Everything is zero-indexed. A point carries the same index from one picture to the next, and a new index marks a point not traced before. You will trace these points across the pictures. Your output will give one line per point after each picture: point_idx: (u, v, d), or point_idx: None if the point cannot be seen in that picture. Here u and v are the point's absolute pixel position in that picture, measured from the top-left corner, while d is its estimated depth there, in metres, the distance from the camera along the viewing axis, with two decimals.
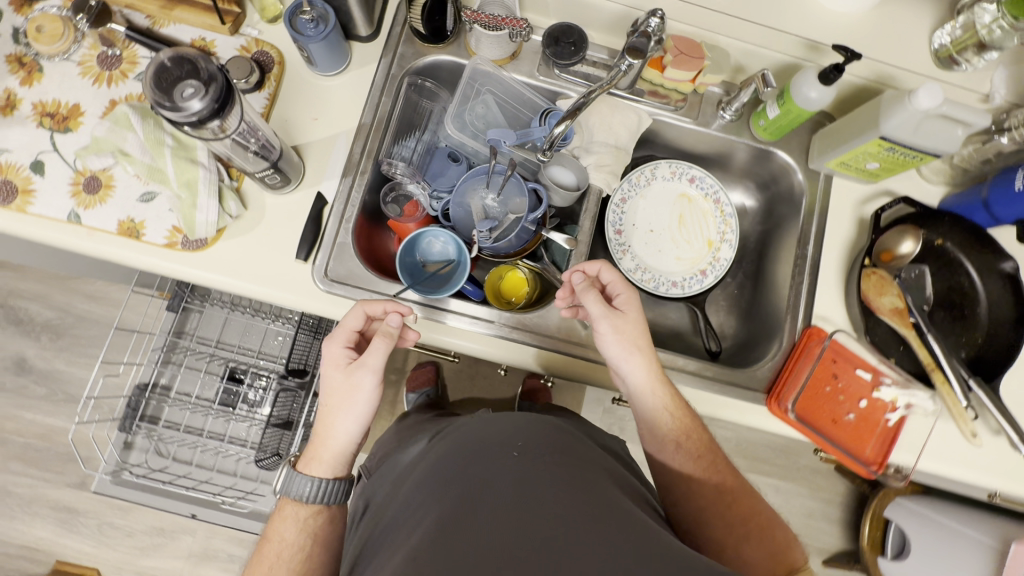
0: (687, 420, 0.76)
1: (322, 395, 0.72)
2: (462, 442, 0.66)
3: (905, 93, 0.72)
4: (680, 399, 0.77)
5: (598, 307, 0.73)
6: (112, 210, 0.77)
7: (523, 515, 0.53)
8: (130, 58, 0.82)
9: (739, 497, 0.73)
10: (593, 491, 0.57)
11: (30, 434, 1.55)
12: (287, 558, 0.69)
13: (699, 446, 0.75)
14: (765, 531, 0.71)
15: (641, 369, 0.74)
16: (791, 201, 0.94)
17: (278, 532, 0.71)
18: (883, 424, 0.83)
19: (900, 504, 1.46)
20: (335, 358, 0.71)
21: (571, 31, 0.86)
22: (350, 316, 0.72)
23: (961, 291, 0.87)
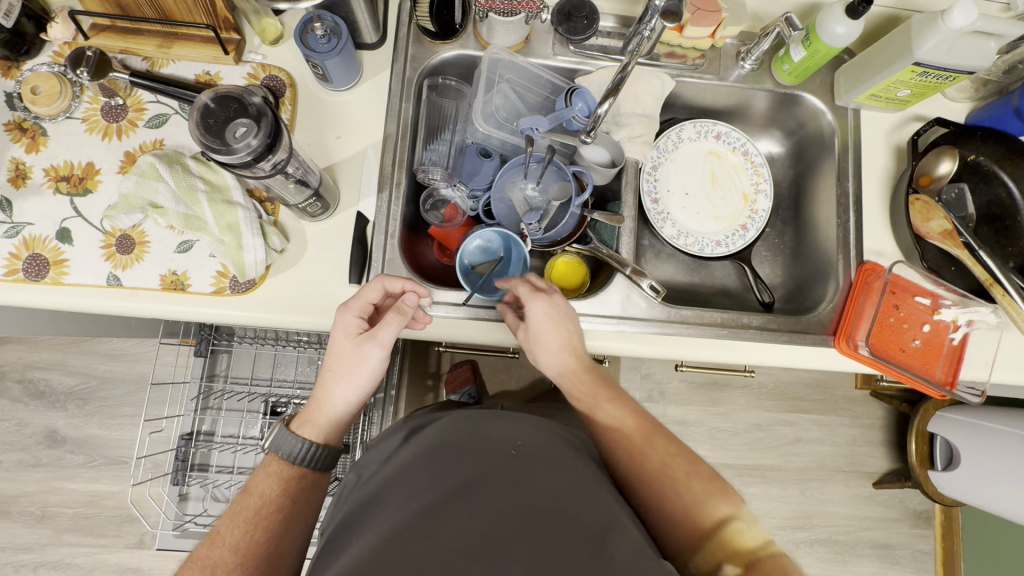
0: (594, 394, 0.70)
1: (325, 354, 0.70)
2: (457, 433, 0.65)
3: (937, 14, 0.72)
4: (593, 377, 0.71)
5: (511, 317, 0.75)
6: (151, 266, 0.74)
7: (508, 512, 0.52)
8: (136, 105, 0.78)
9: (641, 453, 0.64)
10: (589, 495, 0.56)
11: (77, 504, 1.52)
12: (262, 513, 0.64)
13: (608, 417, 0.68)
14: (674, 478, 0.62)
15: (553, 363, 0.72)
16: (821, 141, 0.94)
17: (258, 486, 0.66)
18: (949, 345, 0.85)
19: (943, 416, 1.45)
20: (346, 326, 0.69)
21: (582, 4, 0.83)
22: (370, 288, 0.70)
23: (1000, 204, 0.88)
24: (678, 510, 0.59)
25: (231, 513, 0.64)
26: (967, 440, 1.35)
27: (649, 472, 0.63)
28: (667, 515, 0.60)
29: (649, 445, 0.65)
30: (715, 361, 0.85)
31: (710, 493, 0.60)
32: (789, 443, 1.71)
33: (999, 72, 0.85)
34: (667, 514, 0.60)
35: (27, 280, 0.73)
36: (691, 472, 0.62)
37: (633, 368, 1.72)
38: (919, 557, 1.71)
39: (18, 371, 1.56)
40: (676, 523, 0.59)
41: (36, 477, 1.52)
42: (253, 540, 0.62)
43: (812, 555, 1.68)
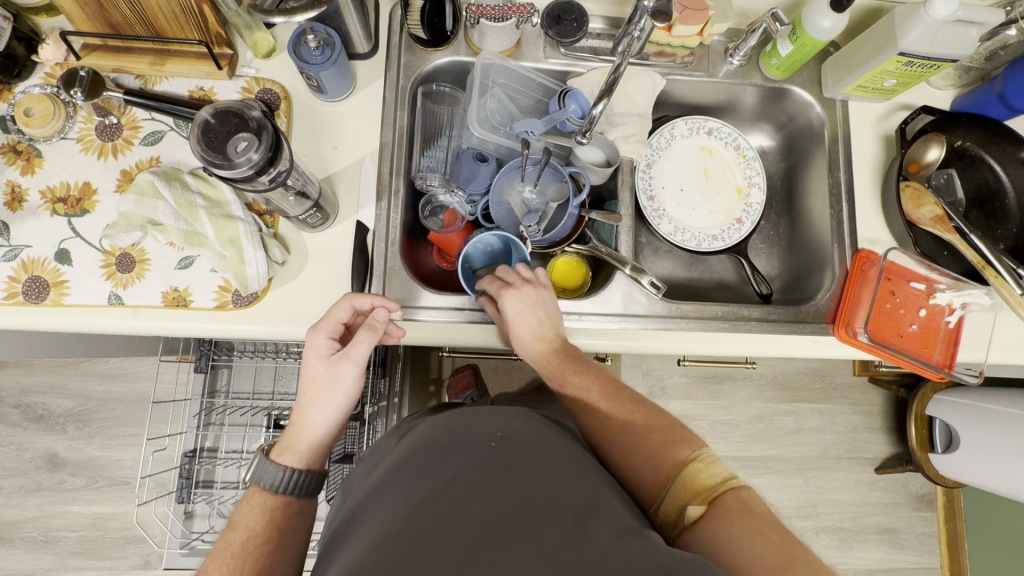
0: (563, 373, 0.73)
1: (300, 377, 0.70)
2: (440, 432, 0.65)
3: (919, 5, 0.73)
4: (562, 359, 0.74)
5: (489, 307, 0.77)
6: (152, 284, 0.74)
7: (492, 506, 0.52)
8: (130, 122, 0.78)
9: (608, 418, 0.69)
10: (571, 479, 0.56)
11: (80, 527, 1.50)
12: (245, 551, 0.62)
13: (577, 387, 0.72)
14: (641, 434, 0.65)
15: (527, 350, 0.75)
16: (811, 133, 0.95)
17: (242, 520, 0.64)
18: (945, 328, 0.86)
19: (941, 399, 1.47)
20: (317, 348, 0.69)
21: (571, 7, 0.84)
22: (337, 307, 0.70)
23: (989, 187, 0.90)
24: (643, 462, 0.63)
25: (217, 550, 0.62)
26: (966, 422, 1.36)
27: (616, 433, 0.67)
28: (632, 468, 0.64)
29: (611, 408, 0.69)
30: (718, 355, 0.85)
31: (669, 442, 0.63)
32: (791, 432, 1.73)
33: (981, 60, 0.87)
34: (633, 468, 0.63)
35: (27, 302, 0.72)
36: (652, 427, 0.66)
37: (634, 365, 1.73)
38: (924, 540, 1.73)
39: (15, 396, 1.55)
40: (640, 473, 0.62)
41: (38, 502, 1.51)
42: None
43: (819, 543, 1.70)
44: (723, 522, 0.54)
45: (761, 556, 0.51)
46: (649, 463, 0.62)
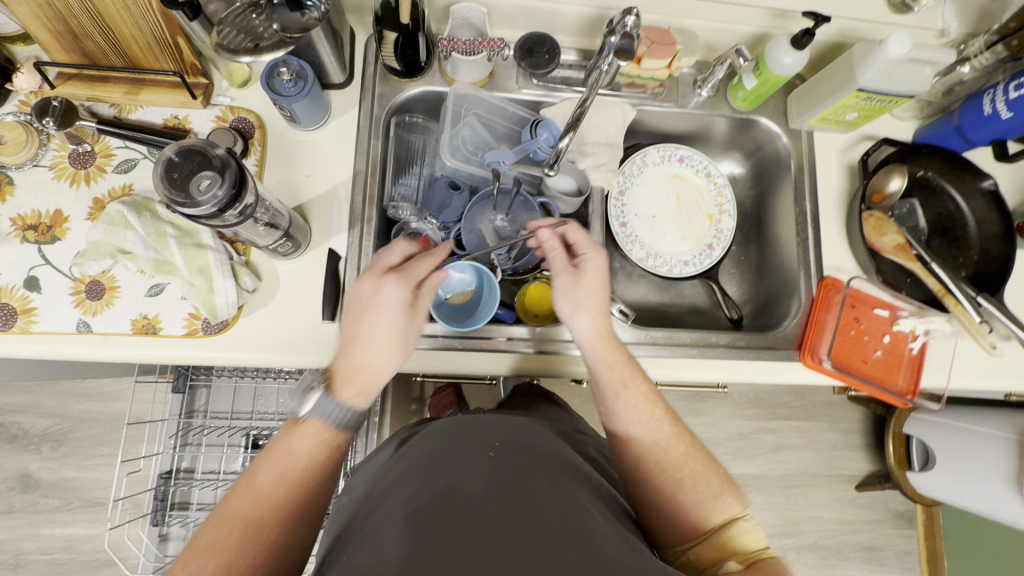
0: (631, 372, 0.72)
1: (360, 317, 0.64)
2: (441, 434, 0.65)
3: (876, 45, 0.76)
4: (627, 357, 0.74)
5: (560, 268, 0.75)
6: (122, 311, 0.74)
7: (491, 514, 0.53)
8: (104, 150, 0.79)
9: (671, 445, 0.69)
10: (565, 490, 0.58)
11: (52, 549, 1.47)
12: (297, 478, 0.58)
13: (638, 396, 0.71)
14: (696, 473, 0.67)
15: (593, 324, 0.73)
16: (778, 162, 0.97)
17: (300, 448, 0.60)
18: (908, 354, 0.87)
19: (917, 419, 1.48)
20: (404, 296, 0.66)
21: (543, 40, 0.86)
22: (427, 262, 0.69)
23: (950, 216, 0.92)
24: (695, 506, 0.64)
25: (271, 469, 0.58)
26: (941, 442, 1.38)
27: (674, 463, 0.68)
28: (681, 505, 0.65)
29: (671, 434, 0.70)
30: (688, 380, 0.87)
31: (724, 492, 0.66)
32: (771, 450, 1.74)
33: (939, 93, 0.89)
34: (682, 506, 0.65)
35: None
36: (709, 471, 0.68)
37: None
38: (904, 557, 1.74)
39: None
40: (689, 517, 0.64)
41: (11, 524, 1.48)
42: (297, 506, 0.58)
43: (800, 561, 1.70)
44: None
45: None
46: (696, 507, 0.64)
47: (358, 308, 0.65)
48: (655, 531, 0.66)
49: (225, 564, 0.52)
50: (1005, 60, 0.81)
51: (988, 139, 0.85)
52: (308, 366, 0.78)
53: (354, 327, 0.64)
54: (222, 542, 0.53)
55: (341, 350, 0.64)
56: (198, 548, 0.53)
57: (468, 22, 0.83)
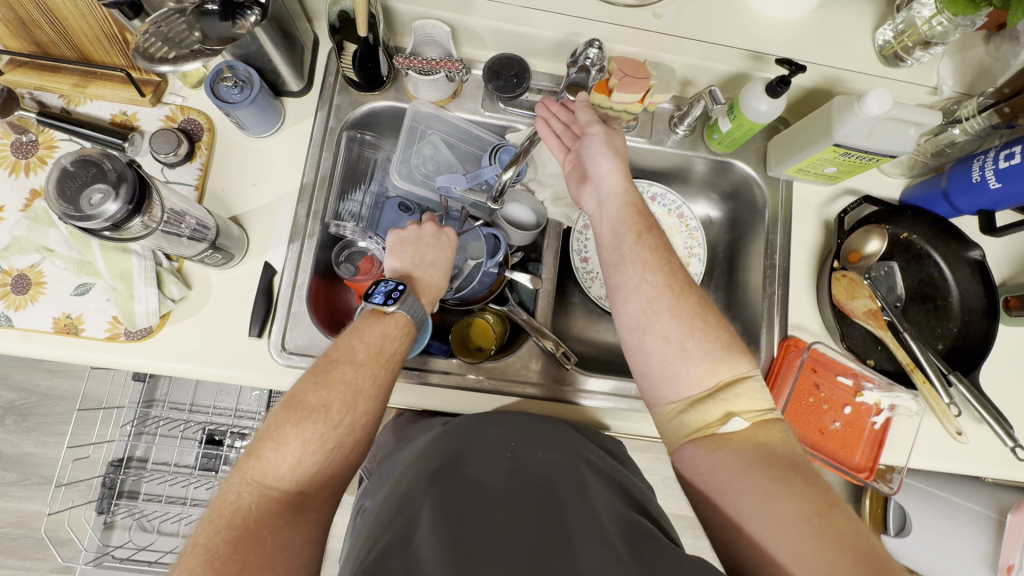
0: (651, 225, 0.67)
1: (428, 249, 0.68)
2: (460, 433, 0.65)
3: (856, 99, 0.70)
4: (645, 211, 0.68)
5: (588, 119, 0.73)
6: (45, 308, 0.72)
7: (521, 519, 0.51)
8: (48, 142, 0.77)
9: (682, 293, 0.61)
10: (598, 490, 0.56)
11: (4, 523, 1.46)
12: (388, 359, 0.58)
13: (655, 241, 0.65)
14: (707, 326, 0.59)
15: (611, 169, 0.70)
16: (754, 209, 0.92)
17: (389, 334, 0.60)
18: (870, 428, 0.81)
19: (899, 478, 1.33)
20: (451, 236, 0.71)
21: (511, 62, 0.82)
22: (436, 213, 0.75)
23: (932, 282, 0.86)
24: (701, 362, 0.58)
25: (364, 345, 0.58)
26: None
27: (688, 312, 0.60)
28: (689, 357, 0.58)
29: (684, 283, 0.62)
30: (632, 435, 0.81)
31: (732, 353, 0.59)
32: None
33: (929, 153, 0.85)
34: (689, 356, 0.58)
35: None
36: (720, 324, 0.60)
37: None
38: None
39: None
40: (697, 365, 0.58)
41: None
42: (386, 385, 0.58)
43: None
44: (764, 457, 0.51)
45: (801, 504, 0.47)
46: (706, 356, 0.58)
47: (424, 240, 0.69)
48: (654, 380, 0.60)
49: (330, 428, 0.52)
50: (998, 126, 0.76)
51: (974, 207, 0.79)
52: (232, 381, 0.75)
53: (418, 255, 0.67)
54: (328, 407, 0.53)
55: (411, 268, 0.66)
56: (301, 410, 0.52)
57: (431, 39, 0.80)
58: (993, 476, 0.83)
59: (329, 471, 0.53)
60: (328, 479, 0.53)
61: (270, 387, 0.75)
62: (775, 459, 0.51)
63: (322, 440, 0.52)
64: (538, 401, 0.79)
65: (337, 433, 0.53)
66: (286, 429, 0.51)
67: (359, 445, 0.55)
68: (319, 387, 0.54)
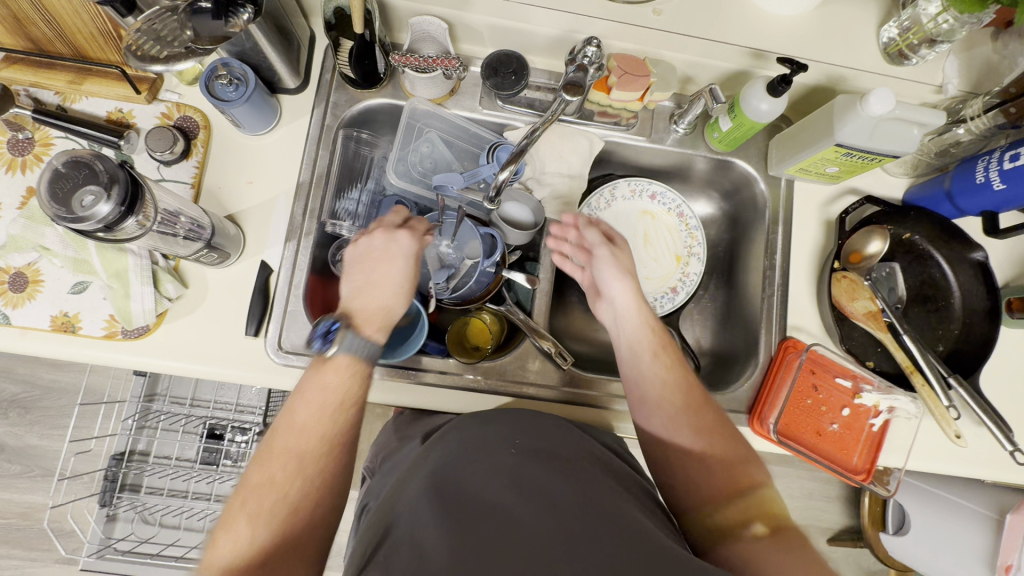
0: (666, 345, 0.69)
1: (374, 266, 0.65)
2: (468, 430, 0.62)
3: (858, 99, 0.69)
4: (662, 327, 0.71)
5: (595, 238, 0.75)
6: (42, 306, 0.72)
7: (517, 517, 0.50)
8: (44, 139, 0.77)
9: (698, 409, 0.65)
10: (598, 487, 0.55)
11: (9, 515, 1.48)
12: (332, 412, 0.57)
13: (670, 361, 0.68)
14: (728, 441, 0.63)
15: (625, 290, 0.71)
16: (754, 209, 0.91)
17: (332, 381, 0.58)
18: (868, 430, 0.80)
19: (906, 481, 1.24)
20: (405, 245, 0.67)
21: (509, 59, 0.80)
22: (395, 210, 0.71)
23: (934, 284, 0.85)
24: (723, 470, 0.61)
25: (308, 399, 0.57)
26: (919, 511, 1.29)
27: (705, 428, 0.63)
28: (709, 470, 0.61)
29: (697, 401, 0.65)
30: (628, 435, 0.81)
31: (750, 462, 0.62)
32: None
33: (933, 152, 0.83)
34: (710, 471, 0.61)
35: None
36: (736, 440, 0.63)
37: None
38: None
39: None
40: (716, 477, 0.60)
41: None
42: (335, 436, 0.57)
43: None
44: (792, 556, 0.52)
45: None
46: (727, 468, 0.61)
47: (370, 258, 0.66)
48: (675, 491, 0.63)
49: (278, 497, 0.52)
50: (1003, 126, 0.75)
51: (978, 208, 0.78)
52: (229, 380, 0.75)
53: (365, 277, 0.64)
54: (273, 477, 0.53)
55: (353, 295, 0.63)
56: (248, 486, 0.53)
57: (428, 36, 0.79)
58: (992, 478, 0.83)
59: (292, 538, 0.52)
60: (290, 547, 0.52)
61: (266, 386, 0.75)
62: (797, 554, 0.53)
63: (274, 512, 0.52)
64: (534, 401, 0.79)
65: (288, 502, 0.53)
66: (237, 509, 0.52)
67: (316, 506, 0.54)
68: (265, 458, 0.54)
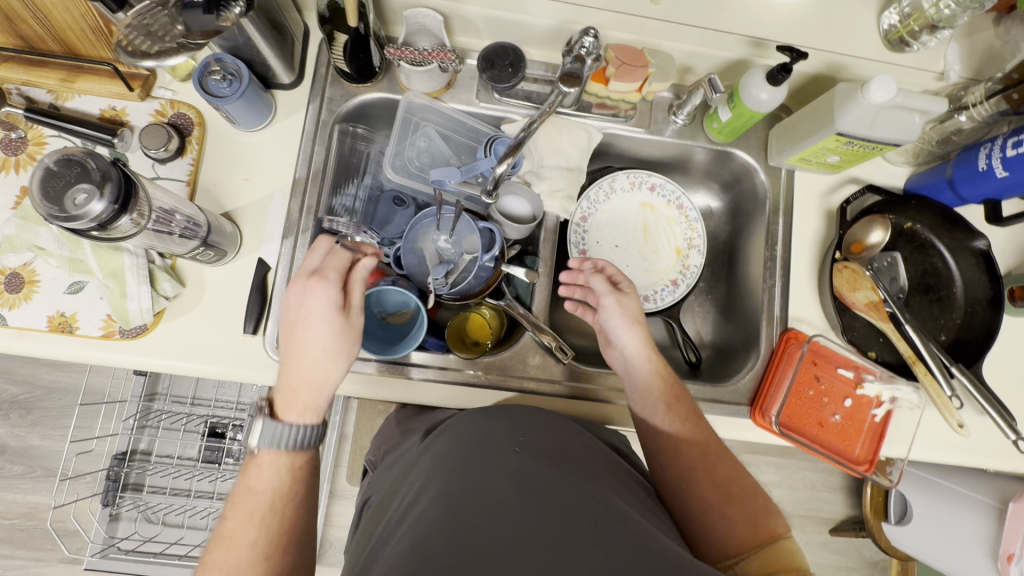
0: (679, 394, 0.71)
1: (293, 331, 0.61)
2: (472, 428, 0.62)
3: (859, 87, 0.69)
4: (673, 375, 0.73)
5: (601, 288, 0.76)
6: (39, 307, 0.72)
7: (520, 518, 0.49)
8: (37, 139, 0.76)
9: (715, 460, 0.66)
10: (597, 487, 0.54)
11: (13, 515, 1.48)
12: (260, 513, 0.57)
13: (683, 412, 0.69)
14: (746, 490, 0.64)
15: (636, 343, 0.73)
16: (754, 199, 0.91)
17: (258, 481, 0.58)
18: (870, 421, 0.80)
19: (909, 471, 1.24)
20: (323, 301, 0.61)
21: (506, 51, 0.79)
22: (318, 252, 0.65)
23: (936, 273, 0.85)
24: (743, 519, 0.61)
25: (235, 506, 0.57)
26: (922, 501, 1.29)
27: (724, 479, 0.64)
28: (730, 520, 0.61)
29: (712, 451, 0.66)
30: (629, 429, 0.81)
31: (767, 509, 0.63)
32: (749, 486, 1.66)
33: (934, 141, 0.83)
34: (731, 521, 0.61)
35: None
36: (755, 491, 0.64)
37: None
38: None
39: None
40: (739, 526, 0.61)
41: None
42: (268, 535, 0.56)
43: None
44: None
45: None
46: (749, 517, 0.61)
47: (291, 321, 0.61)
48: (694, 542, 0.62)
49: None
50: (1007, 113, 0.74)
51: (979, 196, 0.77)
52: (228, 379, 0.75)
53: (292, 343, 0.61)
54: None
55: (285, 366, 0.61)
56: None
57: (424, 28, 0.78)
58: (994, 468, 0.83)
59: None
60: None
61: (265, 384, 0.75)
62: None
63: None
64: (535, 395, 0.79)
65: None
66: None
67: None
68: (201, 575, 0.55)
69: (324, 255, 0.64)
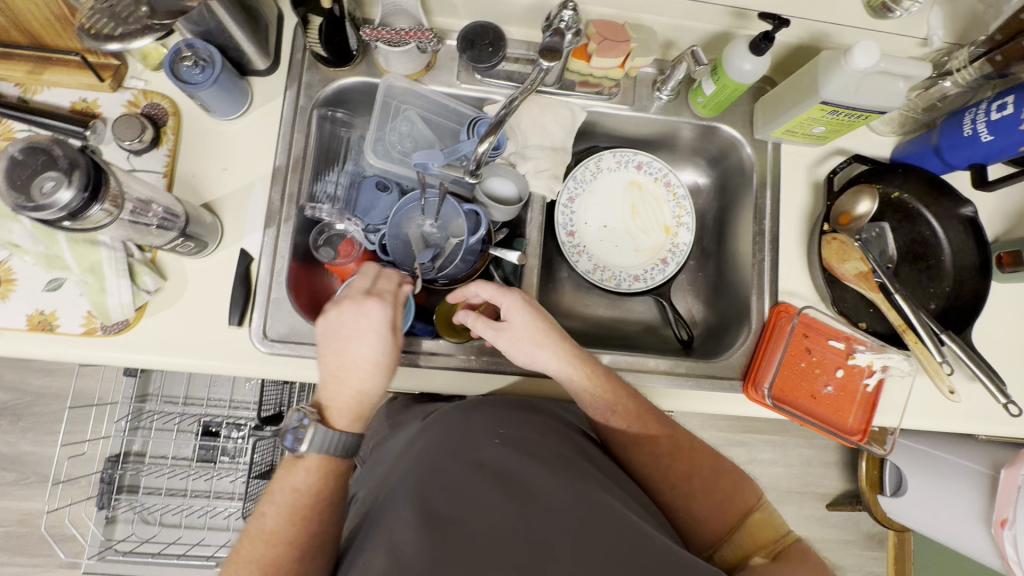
0: (613, 400, 0.68)
1: (345, 347, 0.62)
2: (453, 425, 0.62)
3: (842, 54, 0.68)
4: (608, 379, 0.70)
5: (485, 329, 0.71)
6: (17, 306, 0.70)
7: (499, 510, 0.49)
8: (6, 134, 0.73)
9: (674, 457, 0.66)
10: (578, 476, 0.54)
11: (8, 521, 1.47)
12: (301, 513, 0.57)
13: (624, 420, 0.68)
14: (714, 474, 0.65)
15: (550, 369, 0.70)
16: (741, 174, 0.90)
17: (297, 480, 0.59)
18: (862, 391, 0.80)
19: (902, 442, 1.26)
20: (377, 322, 0.63)
21: (486, 30, 0.77)
22: (362, 276, 0.67)
23: (924, 242, 0.85)
24: (719, 505, 0.63)
25: (275, 500, 0.58)
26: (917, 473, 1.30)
27: (686, 472, 0.65)
28: (704, 510, 0.63)
29: (669, 447, 0.67)
30: None
31: (739, 487, 0.65)
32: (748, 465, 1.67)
33: (920, 108, 0.82)
34: (705, 509, 0.63)
35: None
36: (724, 475, 0.65)
37: None
38: None
39: None
40: (716, 512, 0.63)
41: None
42: (306, 536, 0.56)
43: None
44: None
45: None
46: (723, 501, 0.63)
47: (341, 337, 0.62)
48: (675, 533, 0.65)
49: None
50: (991, 75, 0.73)
51: (966, 162, 0.77)
52: (215, 372, 0.74)
53: (336, 362, 0.62)
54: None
55: (326, 381, 0.62)
56: None
57: (400, 9, 0.76)
58: (986, 433, 0.83)
59: None
60: None
61: (253, 376, 0.74)
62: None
63: None
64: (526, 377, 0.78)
65: None
66: None
67: None
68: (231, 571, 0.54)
69: (374, 278, 0.66)
